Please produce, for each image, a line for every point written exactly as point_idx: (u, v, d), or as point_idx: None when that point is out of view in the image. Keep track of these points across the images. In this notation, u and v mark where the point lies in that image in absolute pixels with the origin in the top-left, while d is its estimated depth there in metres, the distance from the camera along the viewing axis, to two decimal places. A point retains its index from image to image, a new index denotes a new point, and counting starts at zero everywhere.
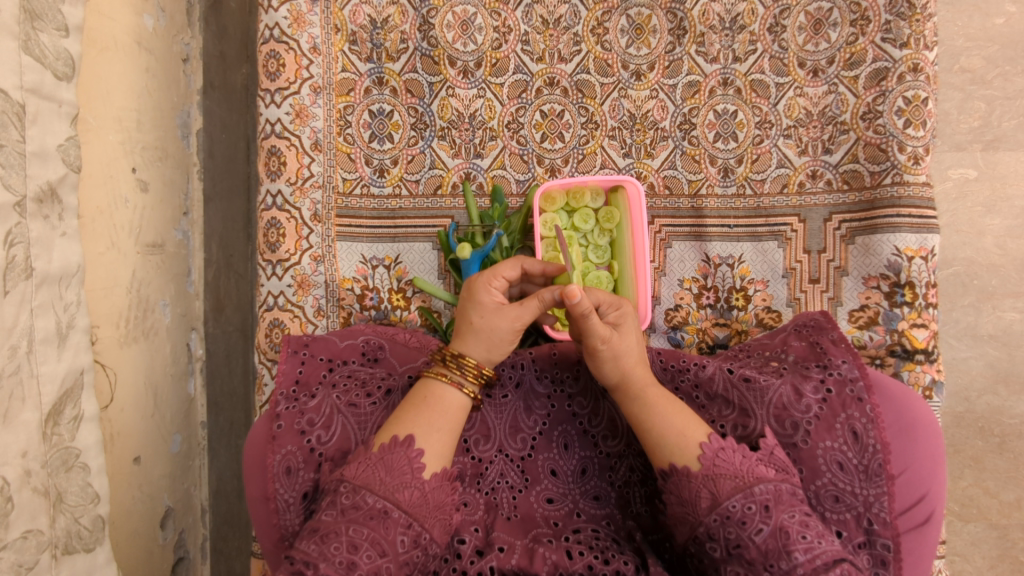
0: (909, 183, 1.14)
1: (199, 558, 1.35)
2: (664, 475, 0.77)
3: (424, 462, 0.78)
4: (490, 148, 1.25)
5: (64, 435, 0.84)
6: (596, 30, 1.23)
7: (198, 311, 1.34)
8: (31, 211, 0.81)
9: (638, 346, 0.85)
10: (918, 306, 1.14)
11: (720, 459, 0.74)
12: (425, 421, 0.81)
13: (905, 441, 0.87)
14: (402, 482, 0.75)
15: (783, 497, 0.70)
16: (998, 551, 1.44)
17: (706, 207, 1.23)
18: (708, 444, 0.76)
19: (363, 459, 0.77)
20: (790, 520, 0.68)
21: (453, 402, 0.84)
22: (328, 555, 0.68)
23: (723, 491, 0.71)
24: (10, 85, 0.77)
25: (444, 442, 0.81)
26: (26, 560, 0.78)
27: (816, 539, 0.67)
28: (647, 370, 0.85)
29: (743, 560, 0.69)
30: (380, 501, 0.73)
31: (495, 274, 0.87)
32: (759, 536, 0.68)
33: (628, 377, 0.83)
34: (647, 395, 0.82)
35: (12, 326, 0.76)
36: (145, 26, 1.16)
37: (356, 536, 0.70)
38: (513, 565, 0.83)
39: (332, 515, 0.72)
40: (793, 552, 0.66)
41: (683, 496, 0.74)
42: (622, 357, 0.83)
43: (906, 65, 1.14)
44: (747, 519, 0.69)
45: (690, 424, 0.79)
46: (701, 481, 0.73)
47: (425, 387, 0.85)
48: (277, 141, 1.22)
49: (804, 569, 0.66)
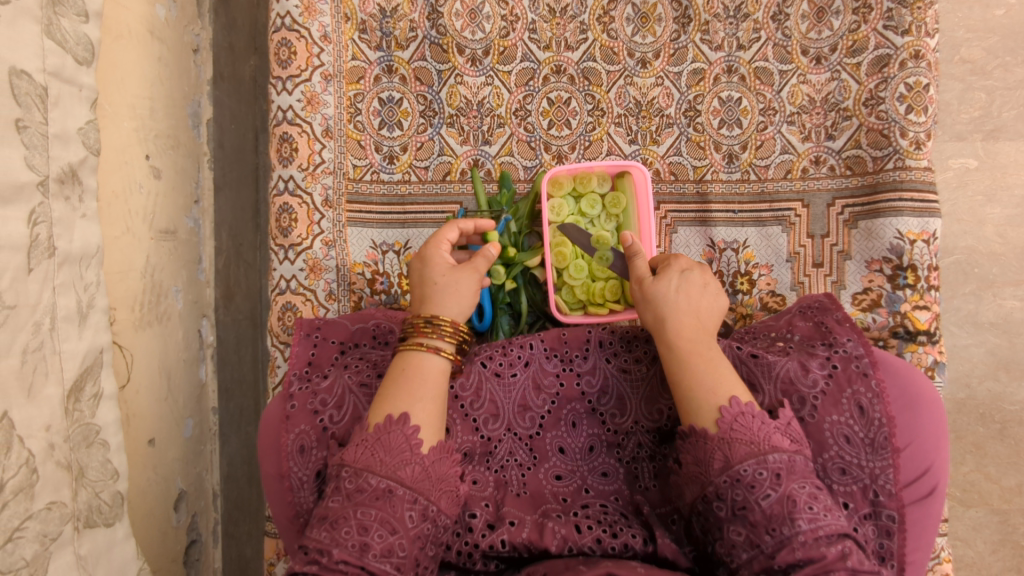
0: (911, 168, 1.15)
1: (211, 543, 1.36)
2: (683, 432, 0.79)
3: (421, 438, 0.78)
4: (498, 135, 1.27)
5: (84, 412, 0.86)
6: (602, 19, 1.25)
7: (208, 299, 1.36)
8: (53, 191, 0.83)
9: (690, 306, 0.87)
10: (920, 289, 1.16)
11: (738, 424, 0.75)
12: (408, 394, 0.81)
13: (909, 417, 0.88)
14: (402, 460, 0.76)
15: (795, 468, 0.72)
16: (998, 536, 1.46)
17: (710, 192, 1.25)
18: (729, 408, 0.76)
19: (360, 442, 0.77)
20: (799, 490, 0.70)
21: (432, 367, 0.86)
22: (339, 541, 0.69)
23: (736, 455, 0.73)
24: (33, 68, 0.79)
25: (430, 410, 0.82)
26: (50, 532, 0.79)
27: (822, 510, 0.69)
28: (697, 329, 0.86)
29: (748, 522, 0.70)
30: (383, 482, 0.74)
31: (442, 239, 0.96)
32: (766, 501, 0.70)
33: (663, 323, 0.87)
34: (678, 350, 0.84)
35: (35, 304, 0.78)
36: (157, 16, 1.18)
37: (365, 518, 0.71)
38: (524, 539, 0.86)
39: (339, 501, 0.73)
40: (797, 520, 0.68)
41: (698, 457, 0.76)
42: (661, 299, 0.89)
43: (908, 52, 1.15)
44: (757, 483, 0.71)
45: (722, 384, 0.79)
46: (716, 444, 0.74)
47: (404, 360, 0.86)
48: (288, 128, 1.24)
49: (806, 536, 0.67)
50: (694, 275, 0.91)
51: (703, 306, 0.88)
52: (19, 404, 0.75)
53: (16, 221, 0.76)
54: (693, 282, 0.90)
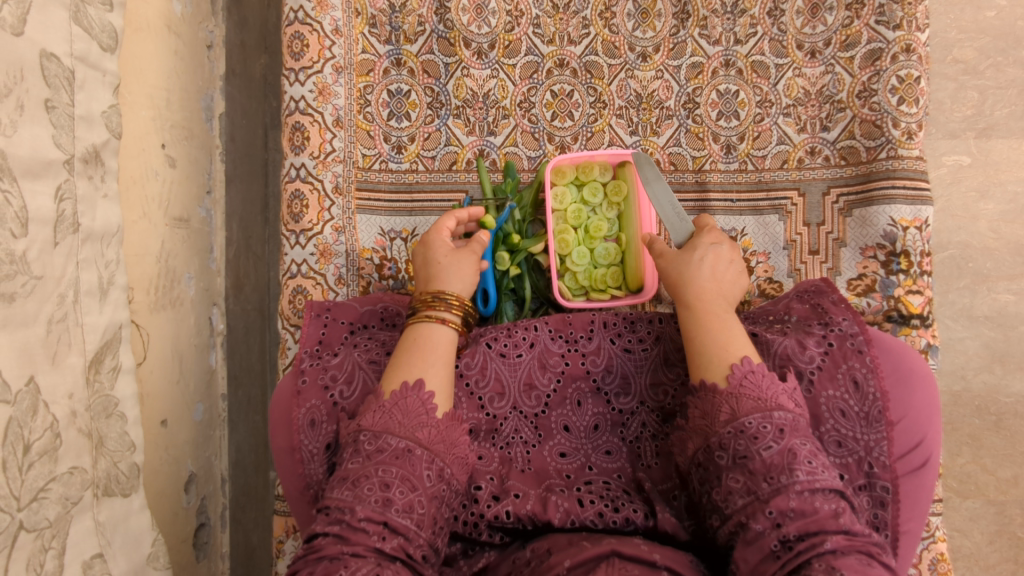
0: (903, 157, 1.19)
1: (219, 527, 1.38)
2: (694, 386, 0.83)
3: (436, 403, 0.81)
4: (503, 126, 1.31)
5: (104, 383, 0.89)
6: (604, 15, 1.29)
7: (219, 287, 1.39)
8: (79, 170, 0.86)
9: (713, 275, 0.92)
10: (913, 274, 1.19)
11: (747, 381, 0.79)
12: (420, 360, 0.85)
13: (904, 391, 0.91)
14: (419, 422, 0.78)
15: (799, 426, 0.75)
16: (996, 527, 1.48)
17: (709, 181, 1.29)
18: (740, 365, 0.81)
19: (376, 407, 0.80)
20: (799, 445, 0.73)
21: (441, 339, 0.89)
22: (362, 498, 0.72)
23: (743, 408, 0.76)
24: (61, 52, 0.83)
25: (442, 376, 0.85)
26: (72, 495, 0.81)
27: (819, 466, 0.72)
28: (718, 295, 0.90)
29: (746, 469, 0.73)
30: (402, 442, 0.76)
31: (441, 227, 1.02)
32: (768, 451, 0.73)
33: (685, 287, 0.92)
34: (699, 310, 0.89)
35: (60, 276, 0.81)
36: (173, 11, 1.23)
37: (387, 475, 0.73)
38: (528, 510, 0.88)
39: (358, 462, 0.75)
40: (795, 470, 0.71)
41: (705, 410, 0.80)
42: (683, 266, 0.94)
43: (899, 46, 1.19)
44: (760, 434, 0.74)
45: (733, 344, 0.84)
46: (724, 397, 0.78)
47: (415, 331, 0.90)
48: (300, 117, 1.27)
49: (802, 486, 0.70)
50: (722, 249, 0.96)
51: (726, 278, 0.93)
52: (44, 371, 0.78)
53: (44, 196, 0.79)
54: (720, 256, 0.95)
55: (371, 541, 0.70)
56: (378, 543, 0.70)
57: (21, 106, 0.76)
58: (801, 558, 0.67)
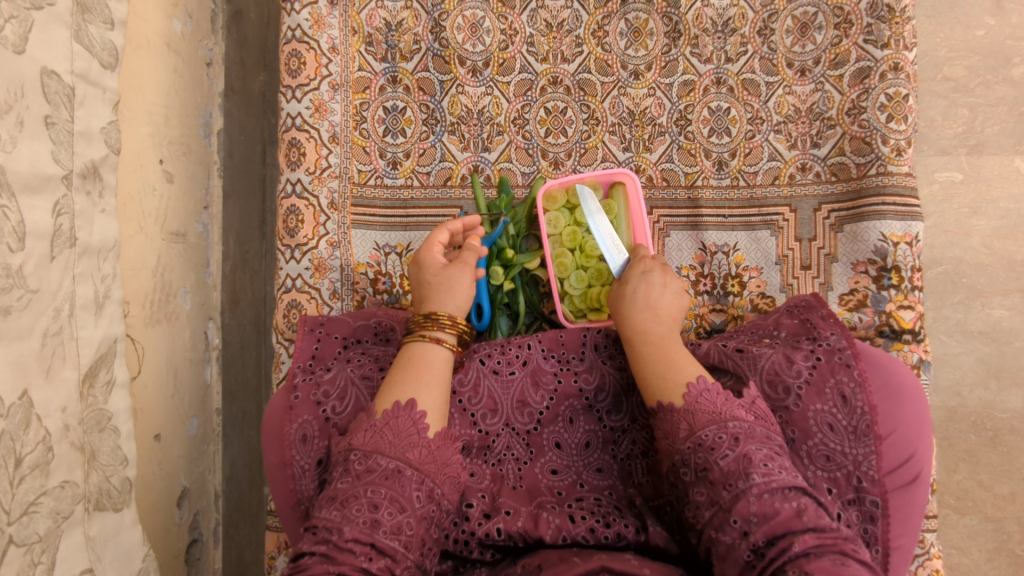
0: (893, 173, 1.20)
1: (212, 543, 1.38)
2: (652, 409, 0.83)
3: (428, 422, 0.82)
4: (497, 143, 1.33)
5: (98, 397, 0.89)
6: (596, 33, 1.31)
7: (215, 302, 1.40)
8: (77, 185, 0.87)
9: (647, 305, 0.96)
10: (904, 289, 1.20)
11: (703, 398, 0.79)
12: (415, 379, 0.86)
13: (892, 405, 0.92)
14: (409, 442, 0.79)
15: (755, 434, 0.75)
16: (994, 544, 1.47)
17: (701, 198, 1.30)
18: (696, 384, 0.81)
19: (367, 426, 0.80)
20: (755, 450, 0.73)
21: (436, 358, 0.90)
22: (350, 518, 0.71)
23: (699, 423, 0.77)
24: (61, 69, 0.84)
25: (437, 395, 0.85)
26: (63, 509, 0.81)
27: (776, 467, 0.72)
28: (658, 326, 0.93)
29: (708, 481, 0.73)
30: (392, 462, 0.76)
31: (432, 242, 1.04)
32: (724, 460, 0.73)
33: (623, 323, 0.95)
34: (635, 344, 0.92)
35: (56, 290, 0.82)
36: (173, 29, 1.25)
37: (375, 496, 0.73)
38: (519, 527, 0.88)
39: (347, 481, 0.75)
40: (751, 475, 0.71)
41: (666, 430, 0.80)
42: (619, 301, 0.99)
43: (887, 65, 1.22)
44: (716, 445, 0.74)
45: (685, 368, 0.85)
46: (681, 414, 0.79)
47: (409, 350, 0.91)
48: (297, 134, 1.29)
49: (759, 489, 0.70)
50: (653, 276, 1.01)
51: (662, 305, 0.96)
52: (38, 385, 0.78)
53: (42, 211, 0.80)
54: (652, 282, 0.99)
55: (358, 560, 0.68)
56: (365, 562, 0.69)
57: (21, 122, 0.78)
58: (775, 564, 0.65)
